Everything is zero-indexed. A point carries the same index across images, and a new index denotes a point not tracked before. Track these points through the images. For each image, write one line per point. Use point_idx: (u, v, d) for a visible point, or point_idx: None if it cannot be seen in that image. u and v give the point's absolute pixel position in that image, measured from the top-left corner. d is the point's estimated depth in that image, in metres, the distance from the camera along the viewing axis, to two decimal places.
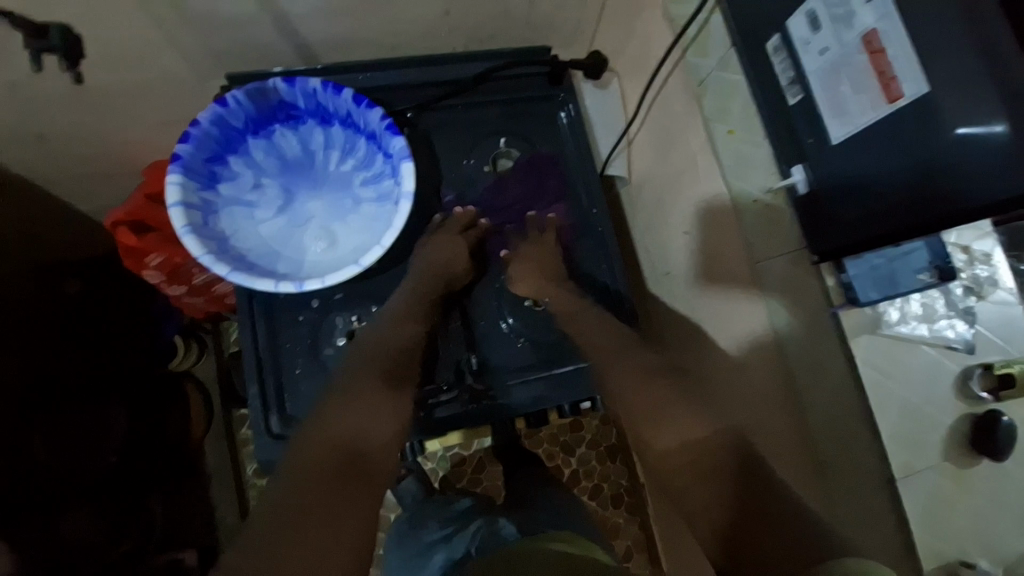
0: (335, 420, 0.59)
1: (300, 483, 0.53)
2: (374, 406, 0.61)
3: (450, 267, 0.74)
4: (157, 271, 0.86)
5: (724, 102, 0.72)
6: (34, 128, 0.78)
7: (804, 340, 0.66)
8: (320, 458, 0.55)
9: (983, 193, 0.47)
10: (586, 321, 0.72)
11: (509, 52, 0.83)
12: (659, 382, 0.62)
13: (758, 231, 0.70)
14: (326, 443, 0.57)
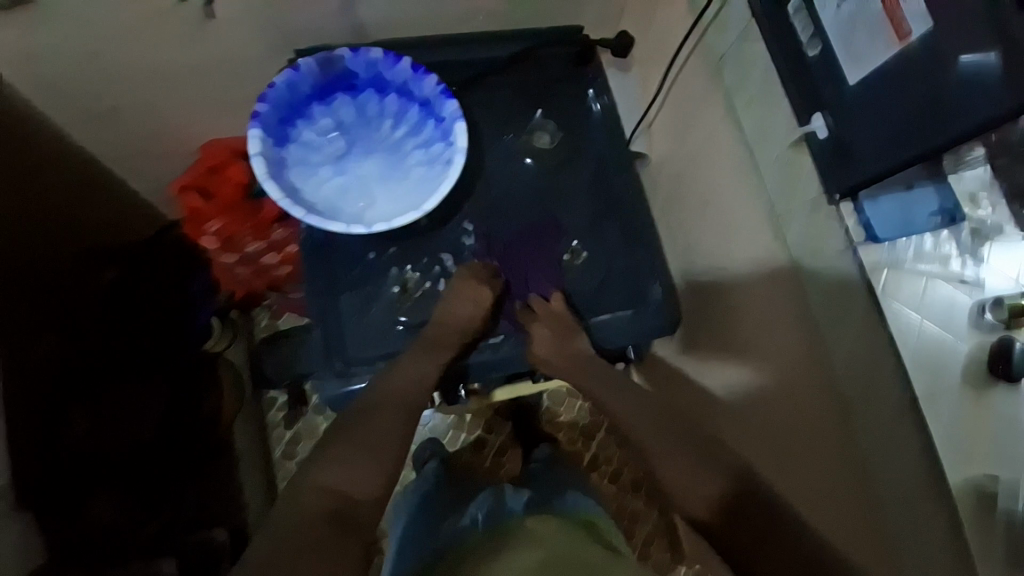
0: (331, 470, 0.66)
1: (300, 521, 0.61)
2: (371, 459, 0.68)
3: (470, 322, 0.78)
4: (213, 237, 0.96)
5: (744, 72, 0.79)
6: (107, 102, 0.85)
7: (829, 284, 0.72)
8: (319, 500, 0.63)
9: (974, 113, 0.51)
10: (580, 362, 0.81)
11: (542, 33, 0.89)
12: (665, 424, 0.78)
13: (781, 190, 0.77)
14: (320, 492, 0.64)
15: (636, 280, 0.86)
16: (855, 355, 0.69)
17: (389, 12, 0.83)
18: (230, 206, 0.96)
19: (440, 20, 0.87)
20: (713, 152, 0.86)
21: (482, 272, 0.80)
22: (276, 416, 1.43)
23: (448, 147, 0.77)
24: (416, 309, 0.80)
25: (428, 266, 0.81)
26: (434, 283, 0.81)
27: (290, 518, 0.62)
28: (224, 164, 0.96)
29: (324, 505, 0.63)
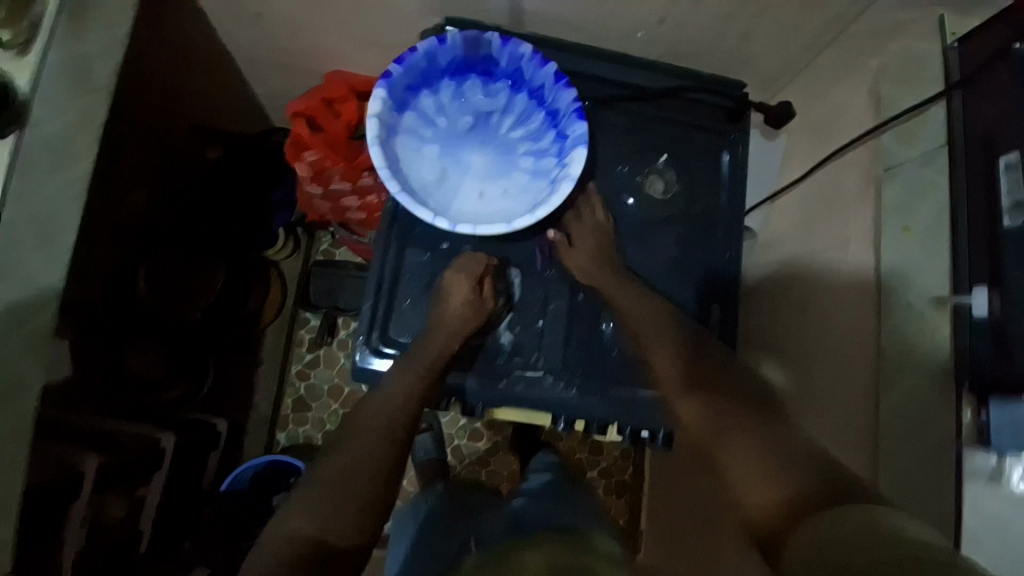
0: (302, 514, 0.64)
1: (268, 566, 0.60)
2: (348, 493, 0.66)
3: (462, 329, 0.74)
4: (306, 166, 0.94)
5: (914, 200, 0.67)
6: (257, 7, 0.86)
7: (914, 471, 0.61)
8: (284, 550, 0.61)
9: None
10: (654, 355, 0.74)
11: (698, 78, 0.82)
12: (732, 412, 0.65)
13: (896, 342, 0.63)
14: (296, 538, 0.62)
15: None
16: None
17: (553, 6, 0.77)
18: (333, 141, 0.95)
19: (602, 27, 0.80)
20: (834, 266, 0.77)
21: (477, 268, 0.76)
22: (304, 335, 1.45)
23: (559, 168, 0.72)
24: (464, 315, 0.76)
25: (491, 272, 0.78)
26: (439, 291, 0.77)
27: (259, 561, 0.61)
28: (344, 100, 0.95)
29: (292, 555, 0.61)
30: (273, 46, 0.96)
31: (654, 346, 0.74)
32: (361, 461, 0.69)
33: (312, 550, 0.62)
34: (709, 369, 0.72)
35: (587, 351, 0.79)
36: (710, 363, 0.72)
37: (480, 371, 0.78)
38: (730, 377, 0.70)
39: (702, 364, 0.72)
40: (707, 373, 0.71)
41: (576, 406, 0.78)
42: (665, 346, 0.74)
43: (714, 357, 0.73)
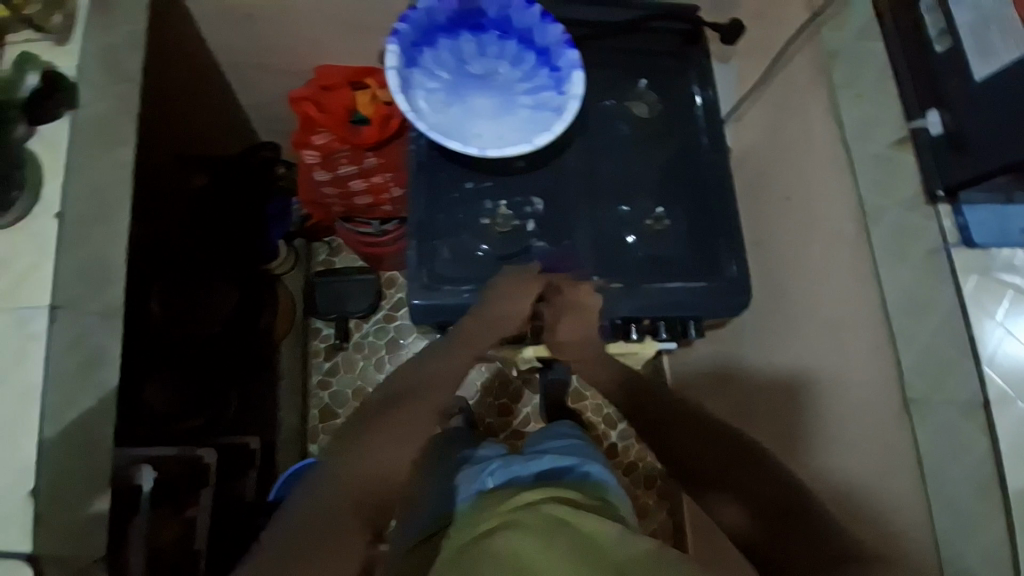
0: (363, 455, 0.55)
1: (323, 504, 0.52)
2: (402, 441, 0.57)
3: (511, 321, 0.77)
4: (314, 151, 1.01)
5: (858, 70, 0.80)
6: (247, 9, 0.95)
7: (923, 291, 0.72)
8: (340, 496, 0.52)
9: None
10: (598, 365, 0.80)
11: (659, 8, 0.93)
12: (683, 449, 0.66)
13: (875, 188, 0.75)
14: (354, 482, 0.53)
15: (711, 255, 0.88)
16: (949, 430, 0.69)
17: None
18: (336, 122, 1.00)
19: None
20: (807, 150, 0.88)
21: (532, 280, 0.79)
22: (318, 346, 1.49)
23: (560, 97, 0.81)
24: (505, 241, 0.83)
25: (520, 202, 0.84)
26: (477, 237, 0.83)
27: (311, 496, 0.53)
28: (336, 88, 1.02)
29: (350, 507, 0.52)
30: (262, 48, 1.03)
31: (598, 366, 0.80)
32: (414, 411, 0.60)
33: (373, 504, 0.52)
34: (661, 406, 0.72)
35: (614, 267, 0.85)
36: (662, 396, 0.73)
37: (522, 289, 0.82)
38: (697, 422, 0.68)
39: (651, 401, 0.73)
40: (658, 411, 0.71)
41: (619, 304, 0.85)
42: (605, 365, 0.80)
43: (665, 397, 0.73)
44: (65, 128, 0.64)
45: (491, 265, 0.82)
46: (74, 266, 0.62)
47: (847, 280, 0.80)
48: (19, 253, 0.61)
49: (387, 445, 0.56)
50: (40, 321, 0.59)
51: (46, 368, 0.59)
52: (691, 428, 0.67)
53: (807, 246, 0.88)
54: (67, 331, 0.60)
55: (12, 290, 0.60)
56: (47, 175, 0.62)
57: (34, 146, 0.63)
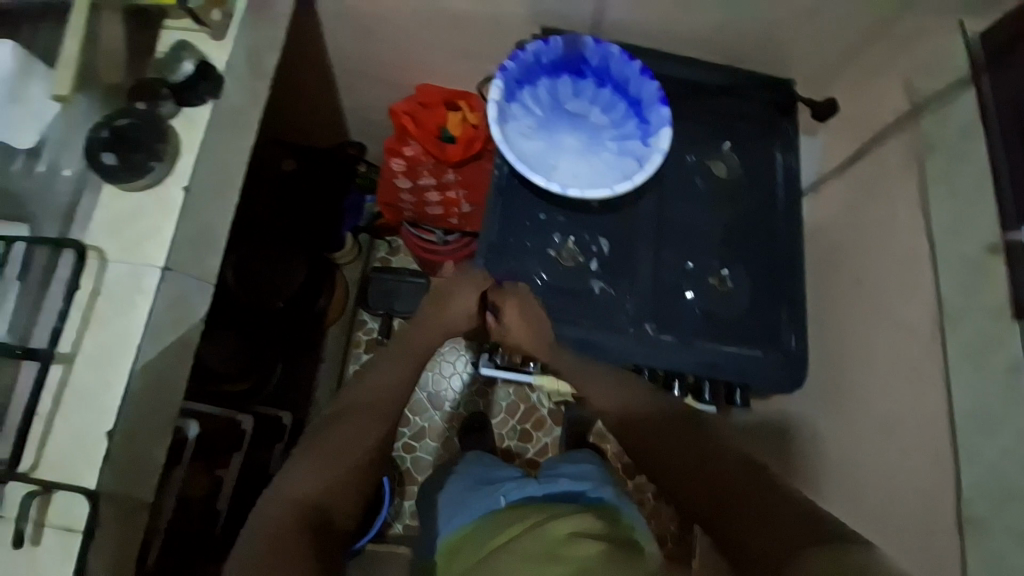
0: (303, 477, 0.72)
1: (272, 534, 0.66)
2: (334, 461, 0.74)
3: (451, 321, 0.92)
4: (402, 160, 1.09)
5: (958, 165, 0.77)
6: (370, 24, 1.01)
7: (998, 411, 0.67)
8: (293, 511, 0.68)
9: None
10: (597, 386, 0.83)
11: (755, 78, 0.95)
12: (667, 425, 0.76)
13: (957, 289, 0.74)
14: (301, 503, 0.70)
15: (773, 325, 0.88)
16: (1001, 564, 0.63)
17: (633, 18, 0.91)
18: (424, 138, 1.07)
19: (666, 36, 0.95)
20: (890, 233, 0.88)
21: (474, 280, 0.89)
22: (361, 337, 1.54)
23: (645, 147, 0.83)
24: (566, 276, 0.85)
25: (587, 241, 0.86)
26: (537, 271, 0.85)
27: (265, 531, 0.66)
28: (434, 105, 1.09)
29: (300, 515, 0.68)
30: (374, 59, 1.10)
31: (624, 391, 0.82)
32: (344, 448, 0.75)
33: (315, 508, 0.70)
34: (689, 435, 0.73)
35: (671, 319, 0.86)
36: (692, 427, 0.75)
37: (572, 325, 0.84)
38: (713, 454, 0.70)
39: (673, 428, 0.75)
40: (685, 439, 0.73)
41: (670, 355, 0.85)
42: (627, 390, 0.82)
43: (693, 428, 0.75)
44: (205, 111, 0.65)
45: (545, 298, 0.85)
46: (190, 229, 0.64)
47: (916, 377, 0.79)
48: (147, 212, 0.62)
49: (326, 463, 0.74)
50: (151, 277, 0.60)
51: (147, 321, 0.60)
52: (700, 455, 0.70)
53: (875, 331, 0.88)
54: (173, 288, 0.62)
55: (134, 247, 0.61)
56: (183, 148, 0.64)
57: (176, 122, 0.65)
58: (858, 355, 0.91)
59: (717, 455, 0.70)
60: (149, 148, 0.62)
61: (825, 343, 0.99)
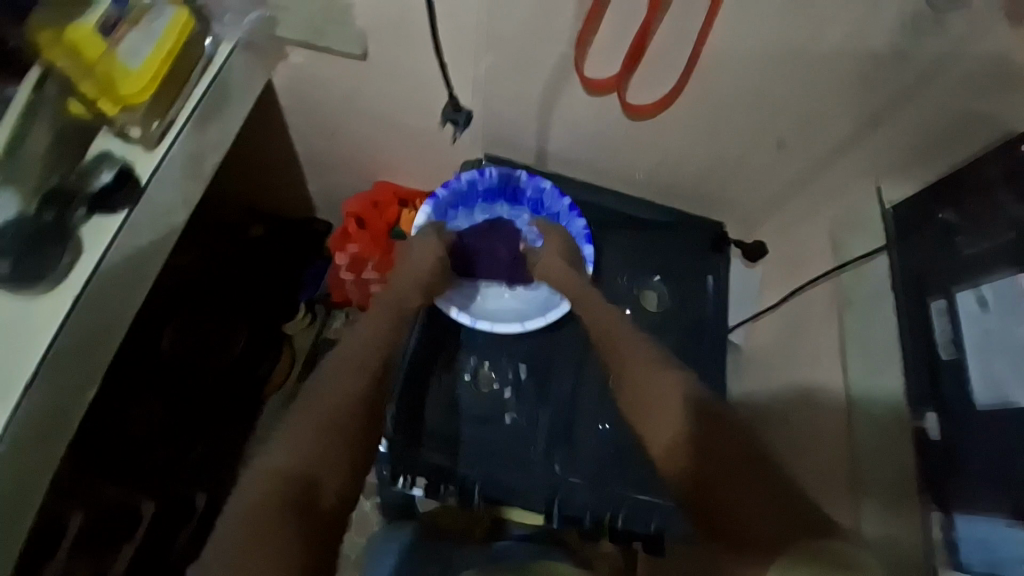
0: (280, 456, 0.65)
1: (256, 512, 0.60)
2: (349, 387, 0.74)
3: (423, 270, 0.85)
4: (346, 256, 1.08)
5: (870, 328, 0.77)
6: (332, 128, 1.01)
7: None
8: (276, 487, 0.62)
9: None
10: (620, 352, 0.76)
11: (691, 216, 0.98)
12: (661, 388, 0.70)
13: (870, 455, 0.73)
14: (281, 474, 0.63)
15: None
16: None
17: (576, 151, 0.94)
18: (372, 236, 1.08)
19: (607, 168, 0.97)
20: (818, 376, 0.85)
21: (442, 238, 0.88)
22: None
23: None
24: (479, 403, 0.83)
25: (503, 365, 0.85)
26: (447, 396, 0.83)
27: (245, 512, 0.60)
28: (387, 203, 1.10)
29: (284, 490, 0.62)
30: (336, 157, 1.10)
31: (661, 390, 0.69)
32: (338, 407, 0.71)
33: (303, 484, 0.63)
34: (724, 430, 0.62)
35: (588, 452, 0.83)
36: (730, 418, 0.64)
37: (478, 456, 0.81)
38: (754, 450, 0.60)
39: (716, 420, 0.64)
40: (719, 437, 0.62)
41: (582, 495, 0.81)
42: (668, 380, 0.70)
43: (729, 423, 0.63)
44: (116, 221, 0.67)
45: (449, 421, 0.82)
46: (78, 333, 0.64)
47: None
48: (35, 321, 0.62)
49: (340, 387, 0.73)
50: (17, 390, 0.60)
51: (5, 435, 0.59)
52: (741, 452, 0.59)
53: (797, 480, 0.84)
54: (45, 393, 0.62)
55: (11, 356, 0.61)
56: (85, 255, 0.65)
57: (85, 231, 0.66)
58: None
59: (759, 452, 0.60)
60: (45, 258, 0.63)
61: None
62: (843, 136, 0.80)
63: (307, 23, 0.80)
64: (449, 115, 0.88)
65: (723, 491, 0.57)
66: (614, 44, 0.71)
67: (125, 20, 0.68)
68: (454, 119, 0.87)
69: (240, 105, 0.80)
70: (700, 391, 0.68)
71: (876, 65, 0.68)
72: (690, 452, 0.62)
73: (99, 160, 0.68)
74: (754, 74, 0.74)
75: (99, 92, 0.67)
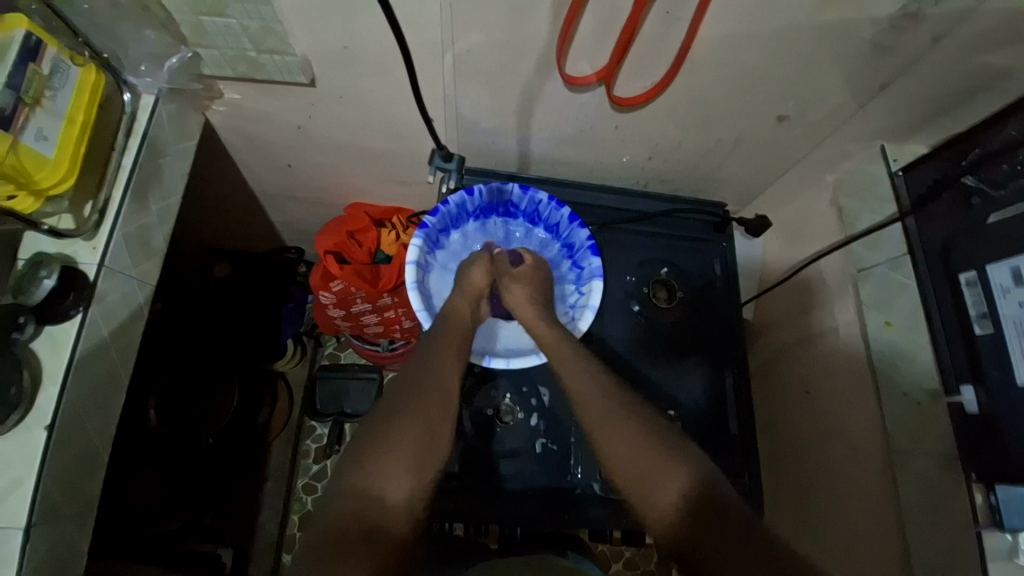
0: (354, 470, 0.62)
1: (331, 526, 0.58)
2: (404, 398, 0.68)
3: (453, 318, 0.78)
4: (332, 295, 0.99)
5: (889, 298, 0.76)
6: (288, 160, 0.91)
7: None
8: (347, 503, 0.60)
9: None
10: (598, 415, 0.67)
11: (687, 201, 0.95)
12: (636, 445, 0.64)
13: (902, 429, 0.71)
14: (351, 489, 0.61)
15: (735, 461, 0.86)
16: None
17: (559, 152, 0.88)
18: (356, 268, 0.98)
19: (597, 166, 0.91)
20: (831, 347, 0.84)
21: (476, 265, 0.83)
22: (310, 447, 1.29)
23: (580, 295, 0.85)
24: (511, 439, 0.81)
25: (525, 396, 0.83)
26: (476, 439, 0.81)
27: (325, 522, 0.59)
28: (365, 231, 1.01)
29: (353, 509, 0.59)
30: (298, 187, 1.00)
31: (659, 476, 0.61)
32: (397, 416, 0.66)
33: (372, 503, 0.60)
34: (722, 519, 0.57)
35: None
36: (719, 498, 0.59)
37: (523, 488, 0.80)
38: (744, 527, 0.55)
39: (705, 510, 0.57)
40: (718, 530, 0.56)
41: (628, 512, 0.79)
42: (667, 463, 0.62)
43: (726, 504, 0.58)
44: (73, 329, 0.62)
45: (485, 459, 0.81)
46: (62, 464, 0.59)
47: (876, 523, 0.73)
48: (9, 462, 0.57)
49: (400, 393, 0.69)
50: (14, 541, 0.55)
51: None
52: (735, 547, 0.54)
53: (825, 451, 0.84)
54: (46, 529, 0.57)
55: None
56: (48, 382, 0.60)
57: (37, 346, 0.61)
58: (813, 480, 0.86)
59: (752, 529, 0.55)
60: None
61: (786, 452, 0.94)
62: (838, 104, 0.75)
63: (237, 58, 0.68)
64: (439, 164, 0.83)
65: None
66: (596, 43, 0.64)
67: (24, 100, 0.56)
68: (446, 168, 0.84)
69: (177, 162, 0.75)
70: (701, 474, 0.61)
71: (883, 32, 0.63)
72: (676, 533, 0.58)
73: (31, 265, 0.61)
74: (750, 55, 0.67)
75: (14, 188, 0.58)
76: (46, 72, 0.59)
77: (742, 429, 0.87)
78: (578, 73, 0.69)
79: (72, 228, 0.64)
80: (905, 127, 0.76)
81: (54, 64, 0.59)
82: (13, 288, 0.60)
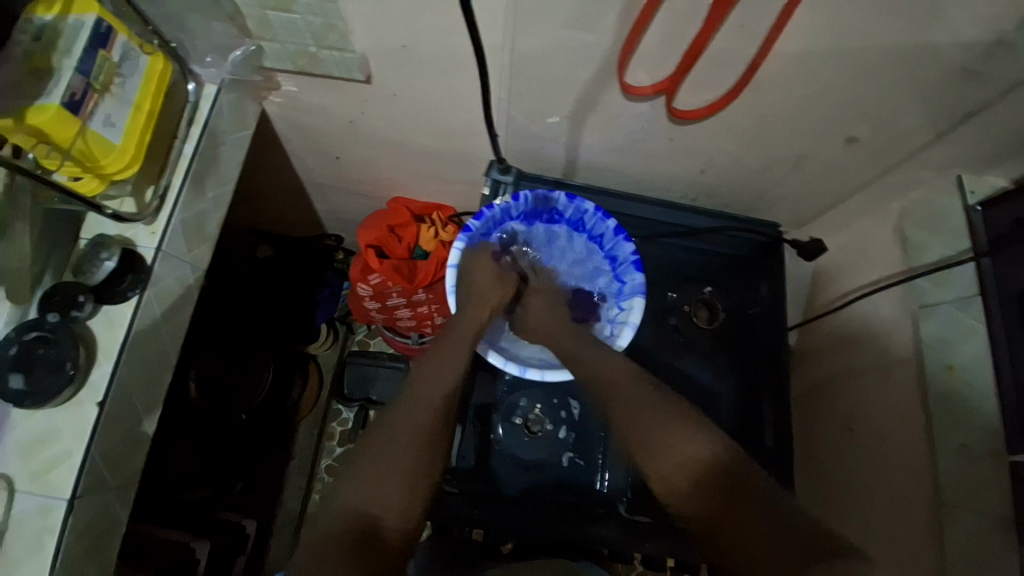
0: (353, 487, 0.62)
1: (322, 548, 0.57)
2: (406, 412, 0.68)
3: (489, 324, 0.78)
4: (369, 287, 1.01)
5: (954, 339, 0.71)
6: (336, 151, 0.92)
7: None
8: (342, 523, 0.60)
9: None
10: (618, 390, 0.69)
11: (737, 218, 0.91)
12: (655, 414, 0.65)
13: (955, 479, 0.67)
14: (347, 508, 0.61)
15: None
16: None
17: (607, 160, 0.85)
18: (393, 262, 0.99)
19: (646, 176, 0.88)
20: (882, 383, 0.79)
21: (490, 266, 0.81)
22: (335, 429, 1.32)
23: (619, 310, 0.83)
24: (537, 448, 0.80)
25: (555, 407, 0.82)
26: (503, 445, 0.81)
27: (315, 544, 0.58)
28: (405, 226, 1.01)
29: (348, 528, 0.59)
30: (343, 178, 1.01)
31: (677, 443, 0.62)
32: (399, 433, 0.66)
33: (368, 522, 0.60)
34: (744, 484, 0.59)
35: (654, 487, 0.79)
36: (744, 465, 0.61)
37: (546, 498, 0.79)
38: (766, 497, 0.58)
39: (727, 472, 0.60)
40: (740, 495, 0.58)
41: (652, 533, 0.77)
42: (685, 431, 0.63)
43: (746, 472, 0.60)
44: (129, 309, 0.64)
45: (509, 466, 0.80)
46: (109, 439, 0.62)
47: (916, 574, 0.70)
48: (63, 433, 0.60)
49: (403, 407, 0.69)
50: (58, 512, 0.58)
51: (54, 560, 0.57)
52: (759, 506, 0.56)
53: (868, 492, 0.80)
54: (89, 500, 0.60)
55: (42, 477, 0.59)
56: (103, 360, 0.62)
57: (94, 323, 0.64)
58: (852, 520, 0.82)
59: (773, 499, 0.58)
60: (58, 367, 0.60)
61: (823, 487, 0.89)
62: (915, 128, 0.70)
63: (296, 53, 0.69)
64: (495, 176, 0.86)
65: (746, 543, 0.55)
66: (660, 53, 0.61)
67: (93, 86, 0.58)
68: (501, 179, 0.86)
69: (232, 151, 0.77)
70: (724, 443, 0.63)
71: (976, 57, 0.58)
72: (697, 495, 0.60)
73: (94, 246, 0.64)
74: (824, 72, 0.63)
75: (81, 171, 0.61)
76: (115, 58, 0.60)
77: (779, 460, 0.83)
78: (637, 83, 0.67)
79: (132, 212, 0.67)
80: (988, 156, 0.70)
81: (123, 51, 0.61)
82: (76, 267, 0.64)
